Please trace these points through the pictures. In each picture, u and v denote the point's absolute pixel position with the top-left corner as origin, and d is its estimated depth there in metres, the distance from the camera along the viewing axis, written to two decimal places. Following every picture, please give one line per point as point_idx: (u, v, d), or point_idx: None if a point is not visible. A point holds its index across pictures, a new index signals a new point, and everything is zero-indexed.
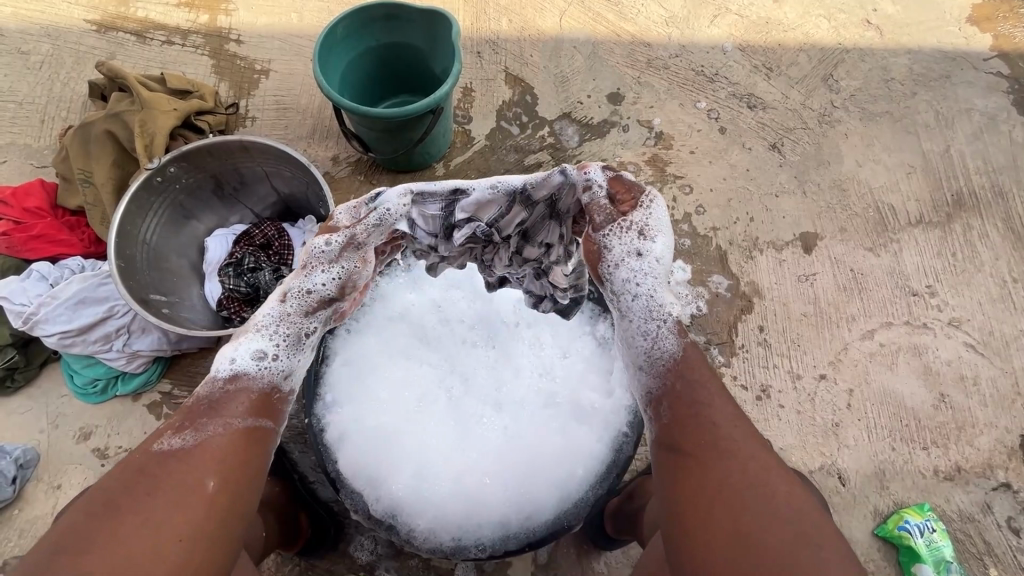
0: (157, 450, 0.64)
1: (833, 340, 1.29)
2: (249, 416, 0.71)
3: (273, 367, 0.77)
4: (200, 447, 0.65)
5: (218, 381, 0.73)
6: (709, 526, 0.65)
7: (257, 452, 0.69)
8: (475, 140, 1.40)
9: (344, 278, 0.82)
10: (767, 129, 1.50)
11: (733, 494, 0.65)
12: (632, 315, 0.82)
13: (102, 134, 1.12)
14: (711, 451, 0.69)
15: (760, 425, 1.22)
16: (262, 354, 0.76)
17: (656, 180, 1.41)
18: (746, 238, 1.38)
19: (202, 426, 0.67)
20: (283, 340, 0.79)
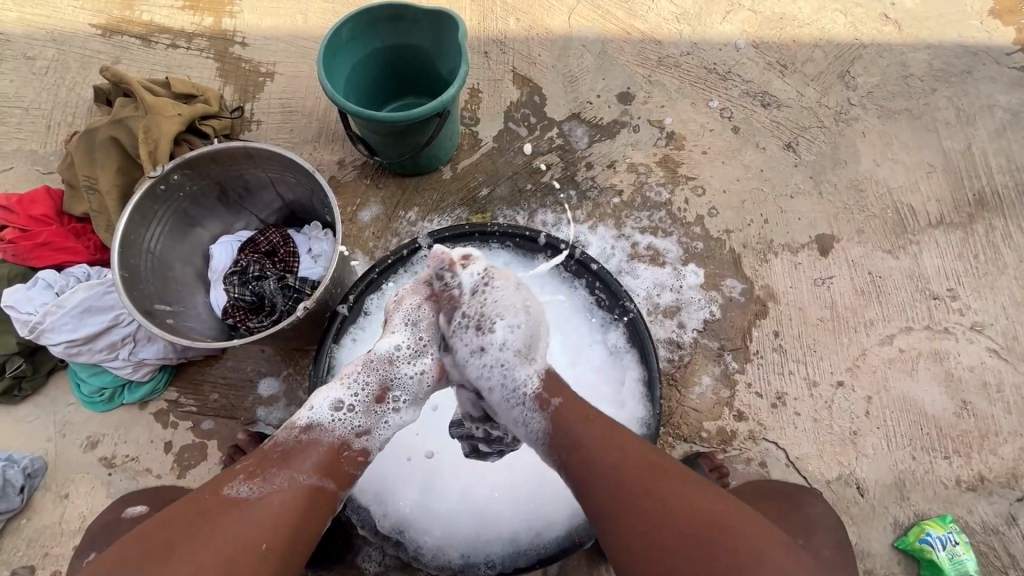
0: (225, 495, 0.63)
1: (850, 346, 1.26)
2: (316, 474, 0.67)
3: (348, 417, 0.74)
4: (262, 502, 0.62)
5: (295, 429, 0.71)
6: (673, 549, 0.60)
7: (316, 517, 0.65)
8: (482, 142, 1.38)
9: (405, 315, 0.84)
10: (781, 128, 1.46)
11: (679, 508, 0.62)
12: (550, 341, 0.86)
13: (106, 140, 1.11)
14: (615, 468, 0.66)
15: (775, 434, 1.19)
16: (340, 403, 0.74)
17: (668, 182, 1.38)
18: (760, 241, 1.34)
19: (270, 478, 0.64)
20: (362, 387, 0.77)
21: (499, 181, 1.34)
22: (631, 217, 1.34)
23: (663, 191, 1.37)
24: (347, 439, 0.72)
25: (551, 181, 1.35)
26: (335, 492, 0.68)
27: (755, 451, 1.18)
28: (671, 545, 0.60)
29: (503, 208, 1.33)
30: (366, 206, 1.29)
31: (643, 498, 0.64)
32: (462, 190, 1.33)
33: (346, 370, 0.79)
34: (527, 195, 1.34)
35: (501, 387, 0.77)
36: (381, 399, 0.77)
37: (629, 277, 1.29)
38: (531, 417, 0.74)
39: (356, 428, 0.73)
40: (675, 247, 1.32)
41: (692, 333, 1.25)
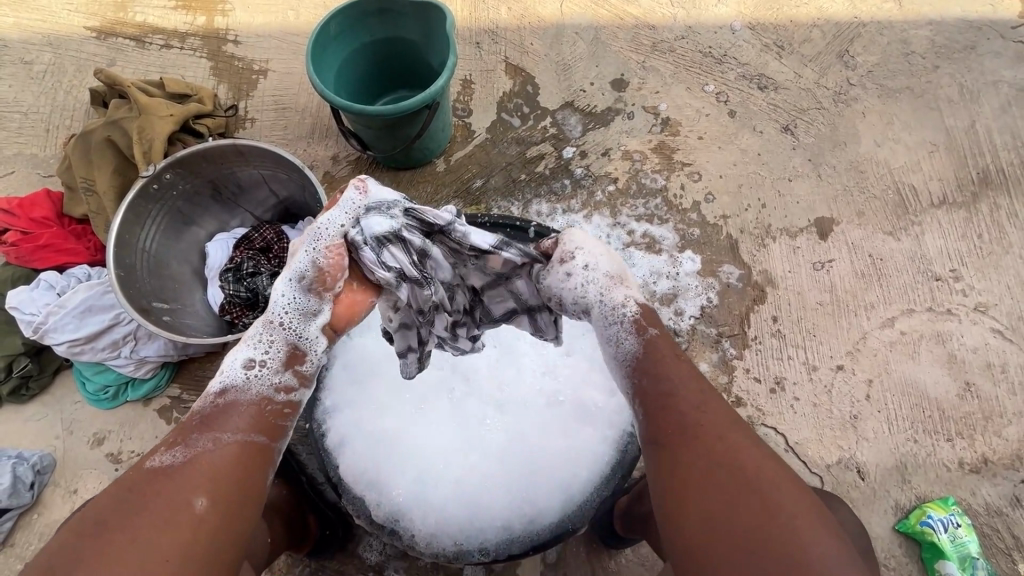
0: (149, 467, 0.60)
1: (850, 330, 1.25)
2: (242, 430, 0.64)
3: (262, 374, 0.69)
4: (189, 466, 0.60)
5: (210, 395, 0.67)
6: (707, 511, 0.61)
7: (254, 468, 0.63)
8: (475, 133, 1.37)
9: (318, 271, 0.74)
10: (779, 111, 1.44)
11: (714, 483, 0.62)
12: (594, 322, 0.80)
13: (102, 142, 1.12)
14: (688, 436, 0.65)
15: (774, 419, 1.18)
16: (250, 361, 0.70)
17: (664, 169, 1.37)
18: (757, 226, 1.33)
19: (193, 442, 0.61)
20: (271, 347, 0.71)
21: (493, 173, 1.34)
22: (626, 204, 1.33)
23: (658, 178, 1.36)
24: (267, 394, 0.68)
25: (545, 171, 1.35)
26: (270, 443, 0.66)
27: None
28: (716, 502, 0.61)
29: (498, 199, 1.32)
30: None
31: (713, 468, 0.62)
32: (456, 181, 1.33)
33: (249, 330, 0.73)
34: (521, 185, 1.33)
35: (604, 312, 0.79)
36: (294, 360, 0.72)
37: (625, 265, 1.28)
38: (625, 337, 0.76)
39: (273, 384, 0.69)
40: (671, 234, 1.31)
41: (690, 320, 1.24)
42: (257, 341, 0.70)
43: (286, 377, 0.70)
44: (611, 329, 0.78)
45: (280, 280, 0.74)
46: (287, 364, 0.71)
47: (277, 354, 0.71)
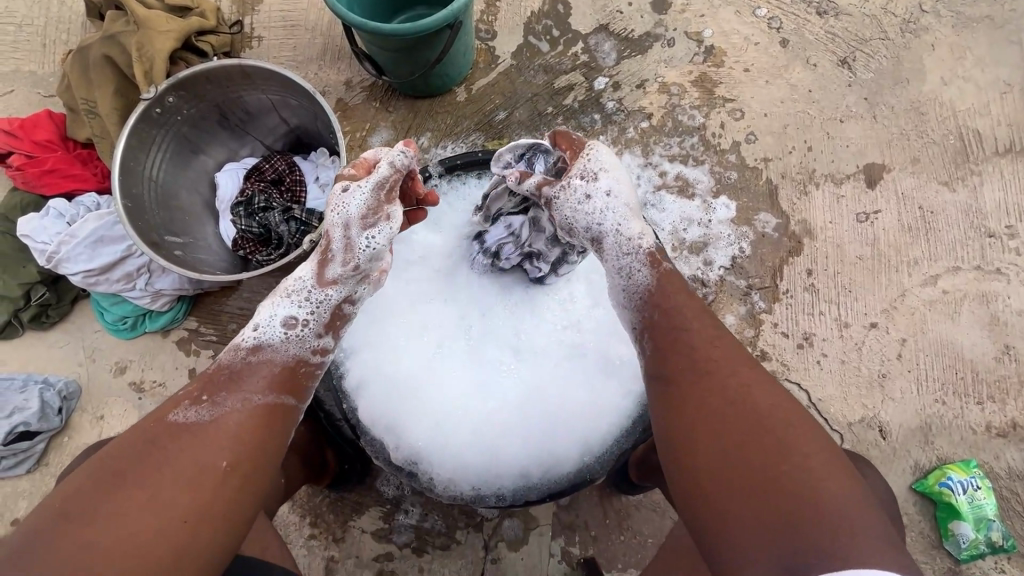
0: (174, 421, 0.60)
1: (889, 286, 1.18)
2: (270, 393, 0.65)
3: (304, 334, 0.70)
4: (217, 424, 0.60)
5: (242, 350, 0.68)
6: (718, 434, 0.59)
7: (281, 430, 0.65)
8: (499, 59, 1.26)
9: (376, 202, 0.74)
10: (837, 41, 1.30)
11: (742, 428, 0.59)
12: None
13: (101, 59, 1.04)
14: (709, 367, 0.64)
15: (799, 374, 1.14)
16: (293, 320, 0.70)
17: (703, 104, 1.26)
18: (801, 171, 1.24)
19: (220, 401, 0.62)
20: (317, 304, 0.72)
21: (518, 104, 1.24)
22: (660, 143, 1.23)
23: (696, 115, 1.25)
24: (306, 357, 0.70)
25: (574, 104, 1.24)
26: (294, 406, 0.67)
27: None
28: (739, 444, 0.58)
29: (522, 132, 1.23)
30: (375, 131, 1.21)
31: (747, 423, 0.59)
32: (477, 112, 1.23)
33: (291, 284, 0.73)
34: (548, 119, 1.23)
35: None
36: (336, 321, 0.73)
37: (654, 209, 1.20)
38: None
39: (312, 346, 0.71)
40: (706, 176, 1.22)
41: (719, 271, 1.18)
42: (303, 300, 0.70)
43: (327, 340, 0.72)
44: None
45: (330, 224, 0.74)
46: (329, 328, 0.72)
47: (322, 315, 0.72)
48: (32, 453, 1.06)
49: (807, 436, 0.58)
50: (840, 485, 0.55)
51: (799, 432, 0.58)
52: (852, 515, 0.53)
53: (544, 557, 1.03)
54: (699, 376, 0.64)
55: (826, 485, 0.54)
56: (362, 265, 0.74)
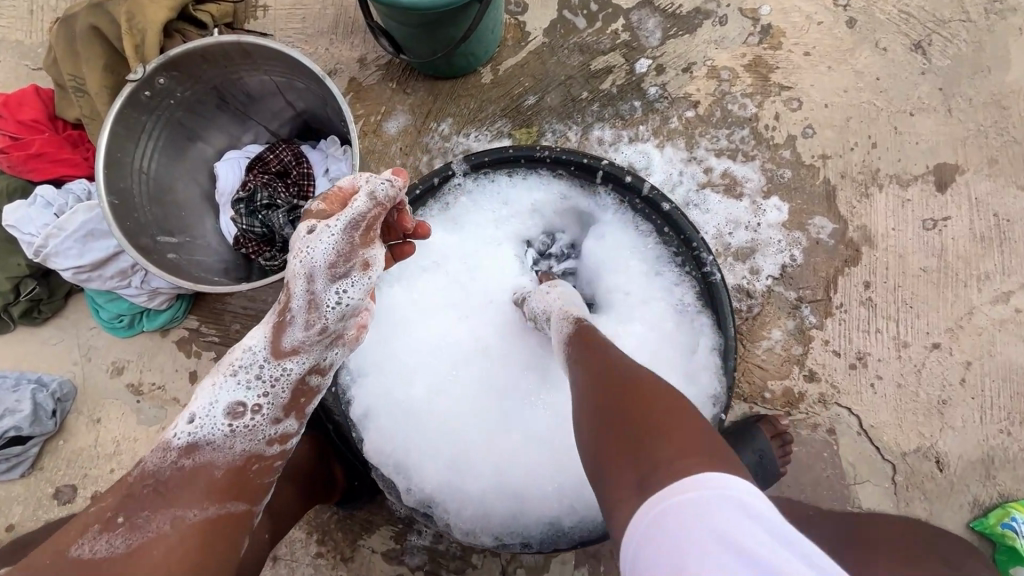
0: (78, 556, 0.52)
1: (955, 303, 1.07)
2: (206, 505, 0.57)
3: (256, 423, 0.63)
4: (132, 557, 0.52)
5: (173, 452, 0.60)
6: (591, 418, 0.53)
7: (223, 543, 0.57)
8: (530, 36, 1.13)
9: (348, 246, 0.61)
10: (912, 21, 1.15)
11: (603, 404, 0.53)
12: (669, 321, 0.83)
13: (88, 30, 0.93)
14: (594, 361, 0.59)
15: (850, 398, 1.04)
16: (239, 407, 0.62)
17: (756, 92, 1.12)
18: (863, 170, 1.11)
19: (137, 526, 0.54)
20: (267, 386, 0.63)
21: (549, 88, 1.11)
22: (706, 135, 1.11)
23: (748, 104, 1.12)
24: (262, 448, 0.63)
25: (612, 89, 1.12)
26: (242, 511, 0.60)
27: (824, 416, 1.03)
28: (603, 424, 0.52)
29: (552, 120, 1.11)
30: (391, 116, 1.10)
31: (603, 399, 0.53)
32: (504, 97, 1.11)
33: (238, 358, 0.64)
34: (582, 105, 1.11)
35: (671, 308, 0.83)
36: (293, 402, 0.65)
37: (696, 210, 1.09)
38: (699, 319, 0.81)
39: (270, 435, 0.64)
40: (756, 174, 1.10)
41: (767, 281, 1.07)
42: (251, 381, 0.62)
43: (285, 423, 0.65)
44: (680, 324, 0.82)
45: (291, 272, 0.62)
46: (289, 410, 0.65)
47: (276, 397, 0.64)
48: (26, 457, 1.00)
49: (662, 398, 0.51)
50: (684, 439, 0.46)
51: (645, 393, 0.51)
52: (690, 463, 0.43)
53: None
54: (581, 372, 0.59)
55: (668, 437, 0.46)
56: (329, 326, 0.63)
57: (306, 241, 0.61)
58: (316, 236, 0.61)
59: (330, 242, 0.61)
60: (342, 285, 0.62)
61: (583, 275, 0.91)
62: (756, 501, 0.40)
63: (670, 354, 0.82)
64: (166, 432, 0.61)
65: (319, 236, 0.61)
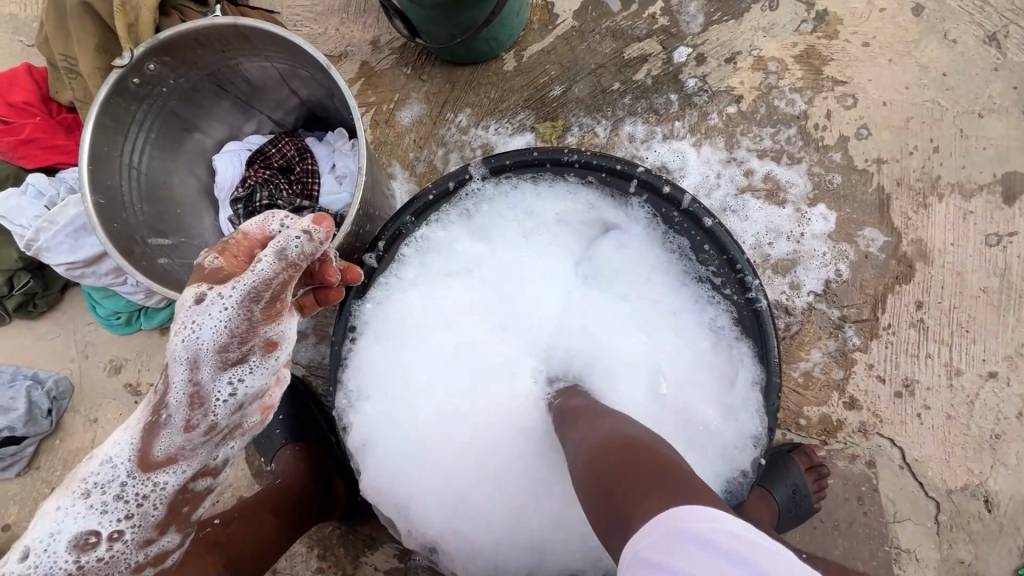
0: None
1: (1017, 328, 0.97)
2: None
3: (116, 552, 0.60)
4: None
5: None
6: (586, 472, 0.55)
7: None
8: (558, 19, 1.03)
9: (238, 333, 0.58)
10: (988, 9, 1.02)
11: (596, 454, 0.55)
12: (703, 341, 0.76)
13: (79, 6, 0.86)
14: (582, 422, 0.63)
15: (893, 427, 0.95)
16: (94, 530, 0.60)
17: (807, 87, 1.02)
18: (922, 177, 1.00)
19: None
20: (132, 501, 0.60)
21: (577, 78, 1.02)
22: (748, 134, 1.01)
23: (797, 100, 1.01)
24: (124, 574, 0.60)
25: (646, 79, 1.02)
26: None
27: (864, 447, 0.95)
28: (594, 476, 0.54)
29: (579, 113, 1.01)
30: (405, 104, 1.02)
31: (595, 450, 0.56)
32: (528, 86, 1.02)
33: (89, 472, 0.61)
34: (613, 97, 1.01)
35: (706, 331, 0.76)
36: (167, 512, 0.62)
37: (734, 217, 0.99)
38: (737, 346, 0.74)
39: (141, 548, 0.61)
40: (802, 179, 1.00)
41: (808, 297, 0.98)
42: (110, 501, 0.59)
43: (163, 537, 0.62)
44: (716, 349, 0.75)
45: (172, 364, 0.59)
46: (166, 522, 0.62)
47: (145, 513, 0.61)
48: (21, 456, 0.97)
49: (648, 449, 0.54)
50: (666, 476, 0.49)
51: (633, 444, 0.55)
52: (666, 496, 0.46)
53: None
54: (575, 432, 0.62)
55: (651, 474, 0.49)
56: (212, 423, 0.61)
57: (189, 329, 0.57)
58: (206, 308, 0.57)
59: (216, 328, 0.57)
60: (237, 372, 0.60)
61: (614, 265, 0.80)
62: (709, 527, 0.42)
63: (704, 379, 0.75)
64: (16, 553, 0.59)
65: (206, 321, 0.57)
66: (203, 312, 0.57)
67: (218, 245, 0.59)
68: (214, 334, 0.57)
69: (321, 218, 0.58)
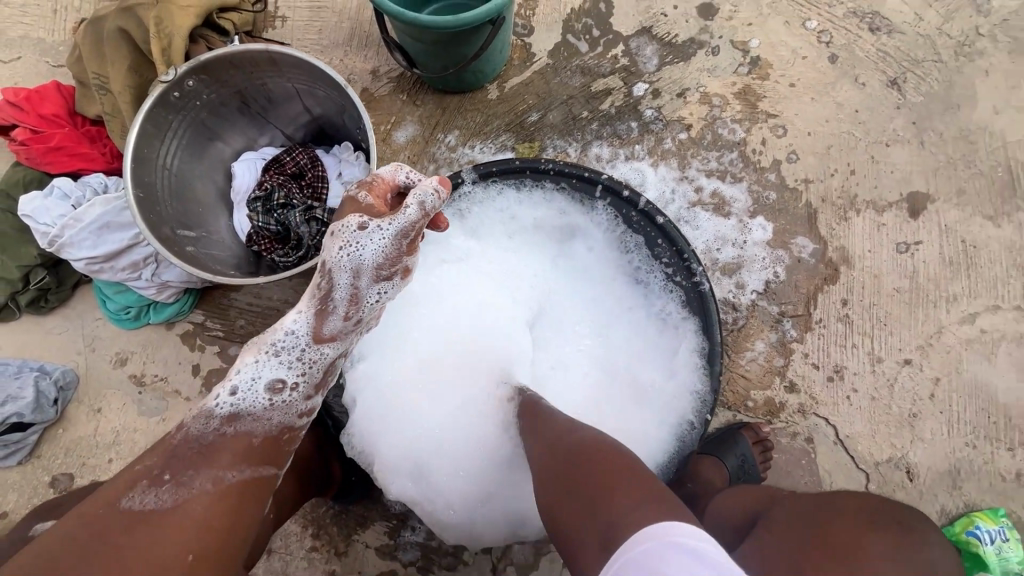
0: (126, 506, 0.53)
1: (925, 322, 1.14)
2: (245, 467, 0.60)
3: (293, 399, 0.67)
4: (179, 511, 0.54)
5: (214, 421, 0.62)
6: (566, 493, 0.61)
7: (255, 505, 0.59)
8: (535, 57, 1.19)
9: (401, 249, 0.70)
10: (889, 59, 1.24)
11: (577, 481, 0.61)
12: (652, 320, 0.90)
13: (115, 32, 0.98)
14: (557, 443, 0.68)
15: (827, 408, 1.10)
16: (280, 384, 0.67)
17: (745, 119, 1.20)
18: (842, 195, 1.18)
19: (185, 482, 0.55)
20: (308, 367, 0.68)
21: (552, 106, 1.18)
22: (697, 156, 1.18)
23: (737, 129, 1.19)
24: (290, 422, 0.66)
25: (611, 109, 1.18)
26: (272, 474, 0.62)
27: (803, 425, 1.09)
28: (579, 498, 0.59)
29: (554, 136, 1.17)
30: (401, 126, 1.15)
31: (575, 474, 0.61)
32: (509, 113, 1.17)
33: (273, 338, 0.68)
34: (582, 124, 1.17)
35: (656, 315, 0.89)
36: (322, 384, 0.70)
37: (686, 227, 1.15)
38: (682, 324, 0.88)
39: (299, 409, 0.68)
40: (743, 196, 1.17)
41: (751, 295, 1.13)
42: (295, 360, 0.67)
43: (315, 401, 0.70)
44: (666, 329, 0.89)
45: (340, 268, 0.69)
46: (319, 389, 0.70)
47: (314, 376, 0.69)
48: (25, 444, 1.01)
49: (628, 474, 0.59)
50: (644, 496, 0.55)
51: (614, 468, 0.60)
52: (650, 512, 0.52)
53: None
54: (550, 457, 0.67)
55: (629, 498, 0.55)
56: (361, 317, 0.72)
57: (357, 242, 0.69)
58: (370, 233, 0.69)
59: (382, 244, 0.69)
60: (385, 283, 0.71)
61: (580, 257, 0.94)
62: (686, 540, 0.49)
63: (652, 354, 0.89)
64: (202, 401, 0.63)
65: (372, 238, 0.69)
66: (369, 232, 0.69)
67: (366, 184, 0.73)
68: (378, 250, 0.69)
69: (442, 186, 0.71)
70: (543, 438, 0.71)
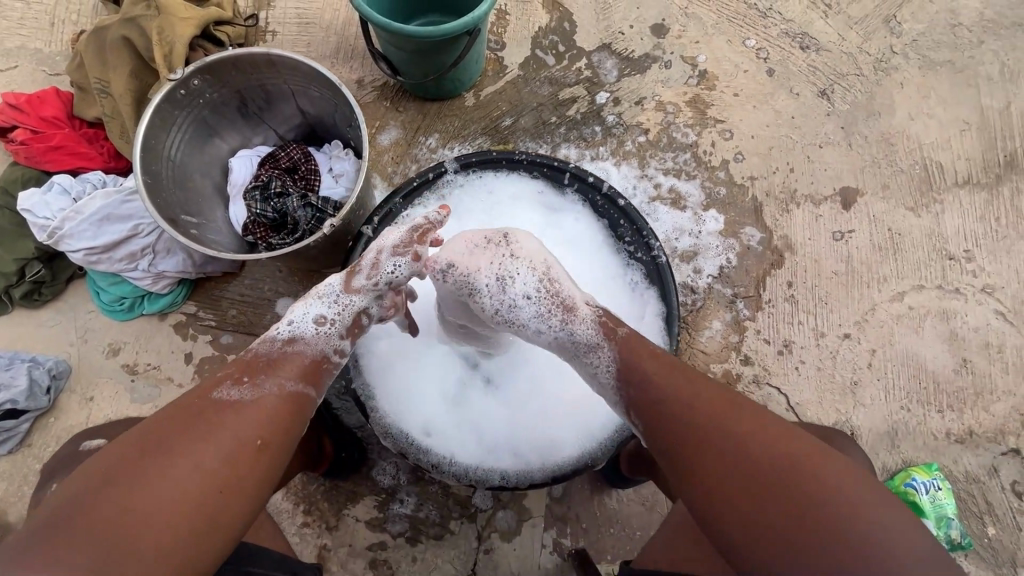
0: (213, 396, 0.61)
1: (860, 300, 1.27)
2: (297, 381, 0.67)
3: (325, 334, 0.72)
4: (250, 405, 0.61)
5: (277, 341, 0.70)
6: (717, 476, 0.59)
7: (301, 420, 0.66)
8: (507, 69, 1.31)
9: (418, 231, 0.76)
10: (818, 73, 1.41)
11: (738, 462, 0.58)
12: (620, 289, 0.99)
13: (117, 40, 1.05)
14: (688, 408, 0.63)
15: (778, 379, 1.21)
16: (322, 318, 0.73)
17: (696, 124, 1.34)
18: (783, 190, 1.33)
19: (258, 384, 0.64)
20: (343, 310, 0.74)
21: (524, 112, 1.30)
22: (655, 156, 1.31)
23: (689, 133, 1.33)
24: (329, 354, 0.72)
25: (576, 115, 1.31)
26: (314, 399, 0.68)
27: (757, 395, 1.20)
28: (739, 476, 0.57)
29: (526, 139, 1.28)
30: (384, 129, 1.25)
31: (734, 445, 0.59)
32: (484, 118, 1.28)
33: (323, 286, 0.75)
34: (551, 128, 1.29)
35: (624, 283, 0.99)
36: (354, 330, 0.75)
37: (648, 219, 1.27)
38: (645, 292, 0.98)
39: (335, 345, 0.73)
40: (697, 191, 1.30)
41: (708, 279, 1.25)
42: (332, 300, 0.73)
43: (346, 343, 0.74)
44: (633, 296, 0.99)
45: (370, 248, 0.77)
46: (350, 333, 0.74)
47: (347, 317, 0.74)
48: (16, 432, 1.03)
49: (793, 446, 0.59)
50: (833, 481, 0.55)
51: (786, 445, 0.59)
52: (862, 503, 0.54)
53: (536, 548, 1.05)
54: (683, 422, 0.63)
55: (835, 489, 0.55)
56: (382, 283, 0.75)
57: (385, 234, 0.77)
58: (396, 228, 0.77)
59: (408, 235, 0.76)
60: (395, 261, 0.74)
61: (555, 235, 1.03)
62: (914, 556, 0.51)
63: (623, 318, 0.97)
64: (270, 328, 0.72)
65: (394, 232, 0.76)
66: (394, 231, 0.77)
67: None
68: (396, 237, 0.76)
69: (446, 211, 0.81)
70: (675, 399, 0.64)
